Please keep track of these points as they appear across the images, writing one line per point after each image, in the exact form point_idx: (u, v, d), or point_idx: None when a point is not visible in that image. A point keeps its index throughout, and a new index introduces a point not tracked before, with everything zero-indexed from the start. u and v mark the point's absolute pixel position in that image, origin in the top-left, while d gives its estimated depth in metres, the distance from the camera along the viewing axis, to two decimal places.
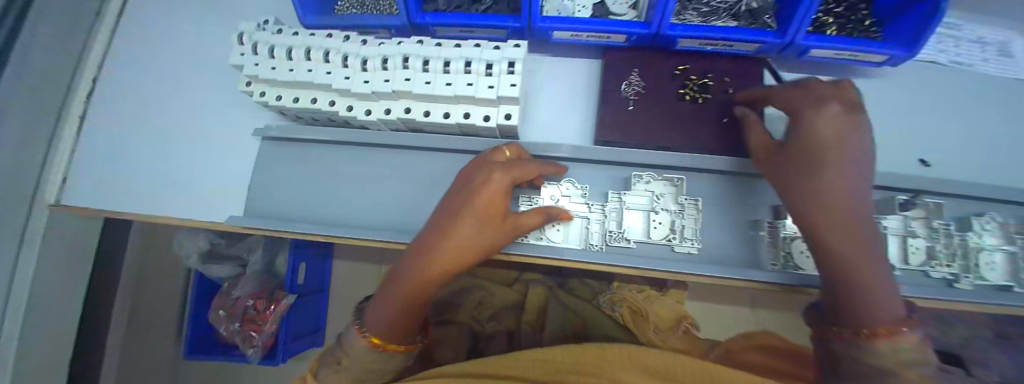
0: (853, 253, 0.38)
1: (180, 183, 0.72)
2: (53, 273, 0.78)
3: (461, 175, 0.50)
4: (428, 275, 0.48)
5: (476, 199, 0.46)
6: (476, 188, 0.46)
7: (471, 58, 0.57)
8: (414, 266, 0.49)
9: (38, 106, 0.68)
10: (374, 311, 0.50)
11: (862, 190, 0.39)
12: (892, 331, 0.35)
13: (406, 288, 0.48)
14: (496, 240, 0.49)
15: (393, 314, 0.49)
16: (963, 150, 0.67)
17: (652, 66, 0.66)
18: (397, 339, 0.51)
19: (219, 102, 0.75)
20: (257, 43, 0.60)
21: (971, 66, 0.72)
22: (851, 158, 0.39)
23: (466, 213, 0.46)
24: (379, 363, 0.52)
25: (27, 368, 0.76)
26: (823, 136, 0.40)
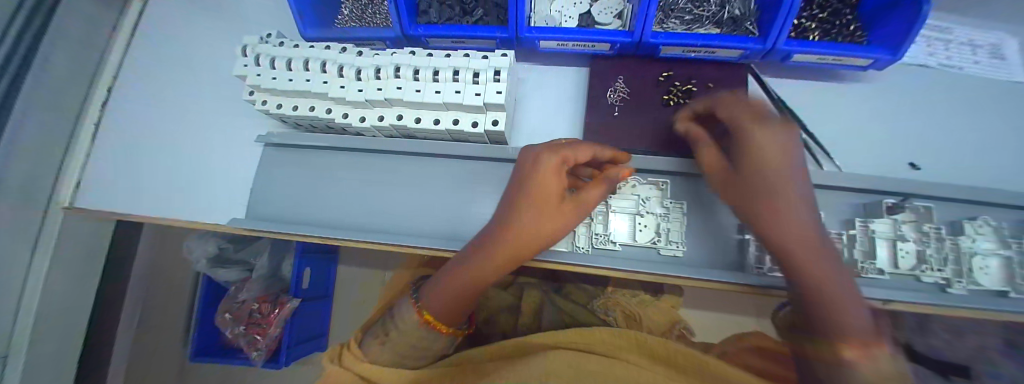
0: (813, 266, 0.40)
1: (186, 187, 0.76)
2: (64, 273, 0.82)
3: (517, 163, 0.55)
4: (485, 265, 0.52)
5: (539, 183, 0.50)
6: (533, 168, 0.50)
7: (460, 67, 0.59)
8: (475, 250, 0.53)
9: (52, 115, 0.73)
10: (432, 292, 0.55)
11: (808, 211, 0.43)
12: (867, 343, 0.36)
13: (463, 272, 0.53)
14: (550, 218, 0.51)
15: (446, 296, 0.54)
16: (955, 153, 0.67)
17: (637, 73, 0.68)
18: (445, 320, 0.55)
19: (225, 111, 0.79)
20: (259, 55, 0.64)
21: (961, 70, 0.73)
22: (786, 168, 0.44)
23: (526, 195, 0.50)
24: (423, 341, 0.56)
25: (36, 364, 0.80)
26: (767, 157, 0.44)
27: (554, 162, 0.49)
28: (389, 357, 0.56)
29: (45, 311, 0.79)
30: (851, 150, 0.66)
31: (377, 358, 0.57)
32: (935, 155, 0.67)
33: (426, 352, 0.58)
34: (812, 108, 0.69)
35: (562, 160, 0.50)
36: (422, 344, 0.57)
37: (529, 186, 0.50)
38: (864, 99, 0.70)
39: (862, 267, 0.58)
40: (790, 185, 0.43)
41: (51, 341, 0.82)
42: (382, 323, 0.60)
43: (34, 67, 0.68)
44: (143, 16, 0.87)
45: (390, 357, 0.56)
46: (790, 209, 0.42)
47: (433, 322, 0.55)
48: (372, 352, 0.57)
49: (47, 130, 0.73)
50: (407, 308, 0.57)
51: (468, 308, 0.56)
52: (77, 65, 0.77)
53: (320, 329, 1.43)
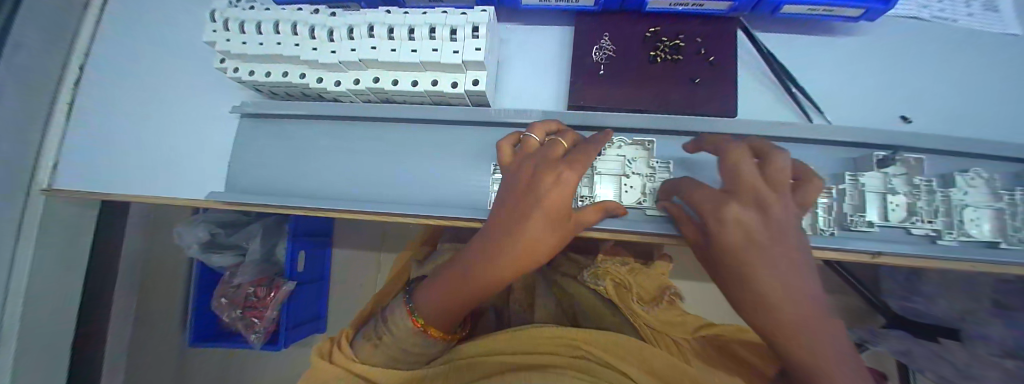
0: (751, 307, 0.37)
1: (165, 163, 0.74)
2: (46, 263, 0.81)
3: (530, 159, 0.54)
4: (467, 276, 0.57)
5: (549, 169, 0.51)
6: (547, 166, 0.51)
7: (436, 24, 0.56)
8: (462, 269, 0.58)
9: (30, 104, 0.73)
10: (424, 298, 0.62)
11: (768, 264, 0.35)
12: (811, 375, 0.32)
13: (453, 281, 0.59)
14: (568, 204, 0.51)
15: (437, 302, 0.61)
16: (945, 106, 0.65)
17: (624, 30, 0.66)
18: (435, 324, 0.63)
19: (199, 82, 0.77)
20: (228, 19, 0.61)
21: (954, 22, 0.70)
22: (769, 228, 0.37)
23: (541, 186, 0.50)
24: (418, 343, 0.64)
25: (28, 347, 0.80)
26: (729, 227, 0.38)
27: (555, 151, 0.53)
28: (382, 358, 0.65)
29: (33, 298, 0.79)
30: (841, 105, 0.65)
31: (370, 359, 0.65)
32: (927, 108, 0.65)
33: (417, 353, 0.66)
34: (803, 63, 0.67)
35: (569, 165, 0.50)
36: (412, 346, 0.64)
37: (538, 176, 0.51)
38: (856, 53, 0.67)
39: (852, 220, 0.58)
40: (758, 247, 0.36)
41: (40, 330, 0.82)
42: (375, 327, 0.66)
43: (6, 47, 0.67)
44: None
45: (385, 357, 0.65)
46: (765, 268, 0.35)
47: (423, 325, 0.62)
48: (366, 353, 0.65)
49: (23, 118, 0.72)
50: (400, 312, 0.64)
51: (454, 315, 0.62)
52: (48, 46, 0.74)
53: (314, 312, 1.38)
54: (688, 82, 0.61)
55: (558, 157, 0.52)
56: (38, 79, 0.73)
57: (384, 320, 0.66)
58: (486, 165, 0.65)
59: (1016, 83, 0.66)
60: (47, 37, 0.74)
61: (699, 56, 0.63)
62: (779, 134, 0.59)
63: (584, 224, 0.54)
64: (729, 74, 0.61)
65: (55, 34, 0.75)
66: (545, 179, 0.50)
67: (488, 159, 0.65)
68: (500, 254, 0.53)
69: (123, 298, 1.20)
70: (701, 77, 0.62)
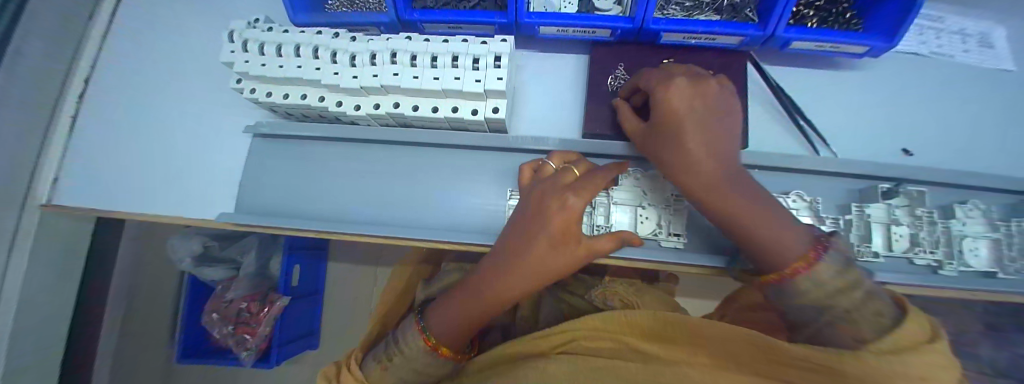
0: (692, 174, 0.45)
1: (171, 181, 0.73)
2: (38, 276, 0.78)
3: (541, 185, 0.54)
4: (481, 297, 0.57)
5: (554, 197, 0.51)
6: (553, 193, 0.51)
7: (459, 53, 0.57)
8: (476, 290, 0.57)
9: (29, 119, 0.71)
10: (437, 319, 0.61)
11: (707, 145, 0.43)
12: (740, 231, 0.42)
13: (466, 303, 0.58)
14: (571, 229, 0.50)
15: (451, 323, 0.60)
16: (943, 138, 0.69)
17: (639, 59, 0.68)
18: (446, 344, 0.61)
19: (209, 99, 0.76)
20: (247, 41, 0.62)
21: (952, 58, 0.74)
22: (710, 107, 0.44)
23: (548, 213, 0.51)
24: (427, 364, 0.62)
25: (16, 367, 0.76)
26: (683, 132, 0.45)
27: (563, 178, 0.53)
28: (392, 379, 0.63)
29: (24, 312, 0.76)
30: (845, 136, 0.68)
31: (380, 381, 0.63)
32: (925, 140, 0.68)
33: (429, 374, 0.64)
34: (807, 96, 0.69)
35: (575, 193, 0.50)
36: (423, 367, 0.63)
37: (544, 203, 0.52)
38: (858, 86, 0.70)
39: (859, 250, 0.60)
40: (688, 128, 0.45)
41: (30, 349, 0.79)
42: (386, 348, 0.65)
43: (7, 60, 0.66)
44: (122, 9, 0.84)
45: (394, 377, 0.64)
46: (696, 142, 0.41)
47: (435, 345, 0.61)
48: (375, 374, 0.64)
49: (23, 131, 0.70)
50: (412, 333, 0.62)
51: (467, 334, 0.61)
52: (51, 57, 0.73)
53: (309, 327, 1.37)
54: None
55: (566, 184, 0.52)
56: (41, 93, 0.72)
57: (394, 340, 0.65)
58: (503, 191, 0.65)
59: (1007, 118, 0.70)
60: (48, 49, 0.72)
61: None
62: (789, 166, 0.61)
63: (597, 253, 0.53)
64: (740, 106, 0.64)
65: (58, 46, 0.75)
66: (550, 206, 0.51)
67: (505, 184, 0.65)
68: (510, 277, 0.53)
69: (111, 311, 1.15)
70: None
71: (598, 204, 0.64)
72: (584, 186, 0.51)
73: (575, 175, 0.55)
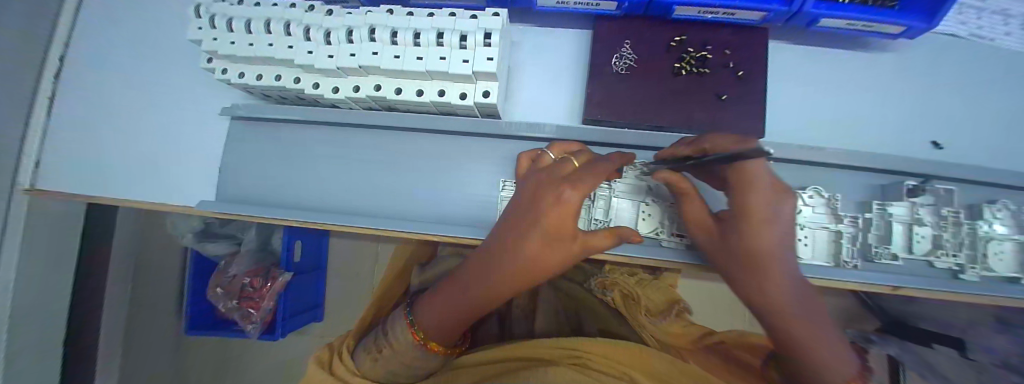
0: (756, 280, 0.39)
1: (152, 166, 0.70)
2: (38, 260, 0.77)
3: (535, 178, 0.50)
4: (472, 294, 0.54)
5: (548, 190, 0.47)
6: (548, 186, 0.47)
7: (444, 29, 0.52)
8: (468, 286, 0.55)
9: (11, 99, 0.68)
10: (425, 313, 0.59)
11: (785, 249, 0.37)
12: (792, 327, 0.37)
13: (455, 301, 0.56)
14: (567, 227, 0.46)
15: (439, 319, 0.58)
16: (971, 131, 0.64)
17: (646, 38, 0.61)
18: (437, 339, 0.60)
19: (187, 79, 0.72)
20: (215, 15, 0.57)
21: (998, 41, 0.66)
22: (772, 218, 0.36)
23: (541, 208, 0.46)
24: (420, 359, 0.61)
25: (23, 347, 0.77)
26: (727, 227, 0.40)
27: (559, 169, 0.49)
28: (382, 373, 0.62)
29: (21, 297, 0.75)
30: (867, 127, 0.63)
31: (370, 373, 0.62)
32: (959, 131, 0.64)
33: (418, 367, 0.63)
34: (829, 81, 0.64)
35: (573, 185, 0.45)
36: (414, 361, 0.61)
37: (538, 196, 0.47)
38: (886, 72, 0.64)
39: (877, 252, 0.56)
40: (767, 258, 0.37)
41: (34, 329, 0.79)
42: (375, 340, 0.64)
43: None
44: None
45: (385, 370, 0.62)
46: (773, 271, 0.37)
47: (425, 340, 0.59)
48: (366, 368, 0.62)
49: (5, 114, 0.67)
50: (401, 326, 0.61)
51: (456, 329, 0.59)
52: (28, 35, 0.69)
53: (313, 300, 1.38)
54: (712, 99, 0.58)
55: (564, 176, 0.48)
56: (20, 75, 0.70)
57: (383, 338, 0.63)
58: (493, 182, 0.61)
59: None
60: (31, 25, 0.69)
61: (727, 69, 0.59)
62: (807, 159, 0.56)
63: (593, 249, 0.49)
64: (756, 92, 0.58)
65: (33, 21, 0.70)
66: (547, 198, 0.46)
67: (496, 174, 0.61)
68: (498, 273, 0.51)
69: (116, 291, 1.16)
70: (727, 94, 0.58)
71: (598, 198, 0.59)
72: (581, 178, 0.46)
73: (576, 166, 0.51)
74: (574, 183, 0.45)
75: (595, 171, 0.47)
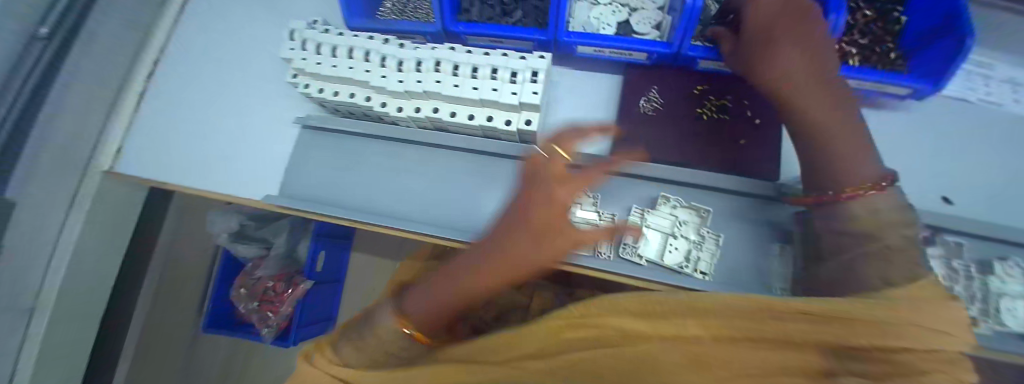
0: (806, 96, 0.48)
1: (221, 159, 0.80)
2: (94, 232, 0.86)
3: (526, 174, 0.47)
4: (465, 292, 0.47)
5: (534, 188, 0.44)
6: (539, 182, 0.44)
7: (498, 66, 0.61)
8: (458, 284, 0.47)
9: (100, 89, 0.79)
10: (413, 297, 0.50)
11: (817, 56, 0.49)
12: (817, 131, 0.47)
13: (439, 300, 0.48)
14: (546, 229, 0.42)
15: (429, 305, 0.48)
16: (980, 188, 0.67)
17: (671, 85, 0.69)
18: (424, 329, 0.50)
19: (263, 88, 0.84)
20: (306, 40, 0.68)
21: (999, 107, 0.72)
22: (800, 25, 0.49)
23: (528, 208, 0.43)
24: (406, 352, 0.51)
25: (66, 310, 0.84)
26: (781, 66, 0.49)
27: (544, 167, 0.45)
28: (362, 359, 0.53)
29: (75, 264, 0.83)
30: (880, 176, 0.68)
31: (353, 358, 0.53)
32: (968, 189, 0.67)
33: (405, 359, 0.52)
34: None
35: (562, 183, 0.42)
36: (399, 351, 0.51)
37: (525, 197, 0.44)
38: (897, 128, 0.71)
39: None
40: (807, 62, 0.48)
41: (78, 294, 0.87)
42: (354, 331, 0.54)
43: (81, 39, 0.74)
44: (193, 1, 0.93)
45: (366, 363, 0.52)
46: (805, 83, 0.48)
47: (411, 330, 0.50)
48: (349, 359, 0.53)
49: (90, 97, 0.78)
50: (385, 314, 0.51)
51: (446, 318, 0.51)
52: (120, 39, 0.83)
53: (327, 313, 1.41)
54: (732, 143, 0.64)
55: (555, 175, 0.43)
56: (110, 71, 0.82)
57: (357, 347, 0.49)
58: None
59: None
60: (124, 27, 0.83)
61: (744, 117, 0.66)
62: None
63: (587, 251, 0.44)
64: (773, 139, 0.64)
65: (129, 30, 0.84)
66: (535, 195, 0.43)
67: None
68: (483, 270, 0.45)
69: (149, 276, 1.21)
70: (745, 139, 0.64)
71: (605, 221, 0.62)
72: (568, 180, 0.43)
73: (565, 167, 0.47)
74: (562, 184, 0.43)
75: (589, 175, 0.43)
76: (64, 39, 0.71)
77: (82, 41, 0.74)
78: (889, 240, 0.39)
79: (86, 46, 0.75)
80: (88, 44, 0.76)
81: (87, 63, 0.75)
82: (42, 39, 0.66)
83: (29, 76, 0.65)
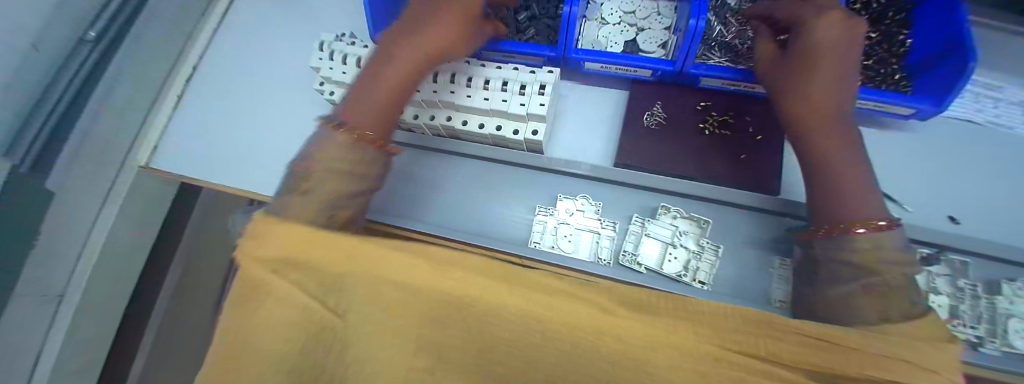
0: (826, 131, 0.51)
1: (246, 159, 0.86)
2: (126, 223, 0.92)
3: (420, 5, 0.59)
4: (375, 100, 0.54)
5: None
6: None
7: (509, 79, 0.66)
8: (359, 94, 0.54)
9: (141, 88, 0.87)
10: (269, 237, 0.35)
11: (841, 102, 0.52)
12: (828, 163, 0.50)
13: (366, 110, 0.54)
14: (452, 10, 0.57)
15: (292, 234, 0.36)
16: (988, 209, 0.67)
17: (675, 101, 0.72)
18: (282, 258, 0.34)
19: (290, 94, 0.90)
20: (334, 51, 0.74)
21: (1010, 129, 0.72)
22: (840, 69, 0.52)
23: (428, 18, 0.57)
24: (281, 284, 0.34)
25: (94, 295, 0.90)
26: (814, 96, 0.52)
27: None
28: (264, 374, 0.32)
29: (106, 253, 0.89)
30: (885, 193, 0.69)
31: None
32: (976, 209, 0.67)
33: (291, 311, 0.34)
34: None
35: None
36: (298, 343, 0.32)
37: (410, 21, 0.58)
38: (902, 147, 0.72)
39: None
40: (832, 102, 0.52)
41: (107, 282, 0.92)
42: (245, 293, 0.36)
43: (124, 44, 0.81)
44: (232, 13, 1.02)
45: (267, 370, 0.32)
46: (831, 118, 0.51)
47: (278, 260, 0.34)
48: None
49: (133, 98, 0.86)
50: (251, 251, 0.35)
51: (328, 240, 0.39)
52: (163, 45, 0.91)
53: None
54: (733, 157, 0.66)
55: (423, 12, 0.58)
56: (151, 74, 0.90)
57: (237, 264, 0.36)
58: (530, 207, 0.69)
59: None
60: (167, 35, 0.91)
61: (747, 132, 0.68)
62: None
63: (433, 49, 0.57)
64: (774, 154, 0.66)
65: (172, 38, 0.92)
66: (421, 25, 0.57)
67: (531, 200, 0.70)
68: (386, 75, 0.55)
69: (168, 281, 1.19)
70: (747, 153, 0.66)
71: (606, 229, 0.65)
72: None
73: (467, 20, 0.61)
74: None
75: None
76: (109, 44, 0.78)
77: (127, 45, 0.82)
78: (889, 277, 0.41)
79: (132, 50, 0.83)
80: (133, 52, 0.84)
81: (130, 66, 0.83)
82: (89, 42, 0.75)
83: (71, 77, 0.73)
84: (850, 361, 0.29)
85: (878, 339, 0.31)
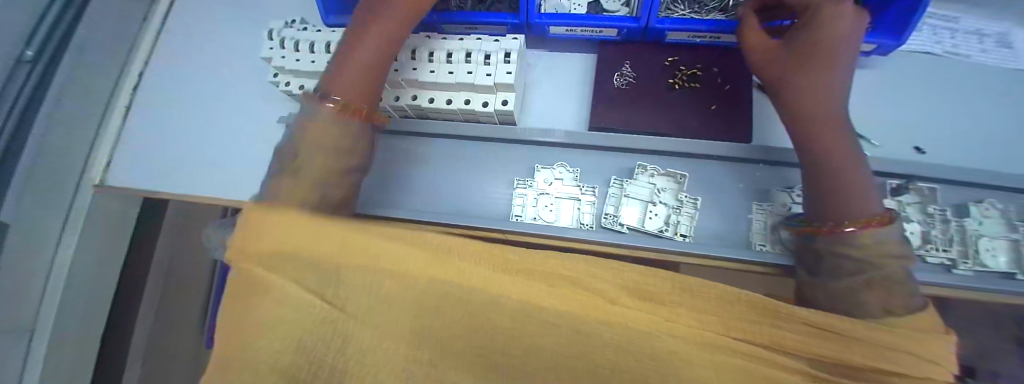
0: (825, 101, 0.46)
1: (209, 165, 0.81)
2: (93, 246, 0.86)
3: None
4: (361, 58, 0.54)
5: None
6: None
7: (471, 50, 0.64)
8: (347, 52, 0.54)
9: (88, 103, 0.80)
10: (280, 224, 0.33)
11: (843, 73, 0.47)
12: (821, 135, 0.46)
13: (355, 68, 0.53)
14: None
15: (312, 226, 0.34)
16: (953, 137, 0.69)
17: (644, 59, 0.71)
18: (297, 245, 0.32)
19: (247, 92, 0.85)
20: (284, 38, 0.69)
21: (967, 57, 0.74)
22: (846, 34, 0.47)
23: None
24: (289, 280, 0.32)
25: (67, 325, 0.84)
26: (815, 57, 0.47)
27: None
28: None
29: (74, 280, 0.83)
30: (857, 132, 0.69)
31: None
32: (941, 138, 0.69)
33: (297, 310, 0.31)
34: None
35: None
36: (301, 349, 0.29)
37: None
38: (869, 84, 0.72)
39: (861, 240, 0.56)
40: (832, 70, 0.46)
41: (78, 312, 0.87)
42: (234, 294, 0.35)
43: (64, 57, 0.75)
44: (174, 11, 0.95)
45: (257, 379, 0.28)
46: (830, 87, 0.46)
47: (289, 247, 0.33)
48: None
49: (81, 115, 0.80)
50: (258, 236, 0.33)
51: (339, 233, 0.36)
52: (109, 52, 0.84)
53: None
54: (705, 109, 0.66)
55: None
56: (96, 85, 0.83)
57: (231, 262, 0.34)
58: (508, 180, 0.67)
59: None
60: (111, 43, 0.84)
61: (716, 83, 0.67)
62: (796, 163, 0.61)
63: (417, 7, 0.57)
64: (745, 102, 0.66)
65: (112, 46, 0.85)
66: None
67: (509, 174, 0.68)
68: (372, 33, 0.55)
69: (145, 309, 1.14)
70: (717, 104, 0.66)
71: (587, 195, 0.64)
72: None
73: None
74: None
75: None
76: (48, 58, 0.72)
77: (67, 57, 0.76)
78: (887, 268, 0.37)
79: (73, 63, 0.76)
80: (75, 64, 0.77)
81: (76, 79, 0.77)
82: (28, 62, 0.69)
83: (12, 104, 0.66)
84: (849, 349, 0.31)
85: (885, 331, 0.31)
